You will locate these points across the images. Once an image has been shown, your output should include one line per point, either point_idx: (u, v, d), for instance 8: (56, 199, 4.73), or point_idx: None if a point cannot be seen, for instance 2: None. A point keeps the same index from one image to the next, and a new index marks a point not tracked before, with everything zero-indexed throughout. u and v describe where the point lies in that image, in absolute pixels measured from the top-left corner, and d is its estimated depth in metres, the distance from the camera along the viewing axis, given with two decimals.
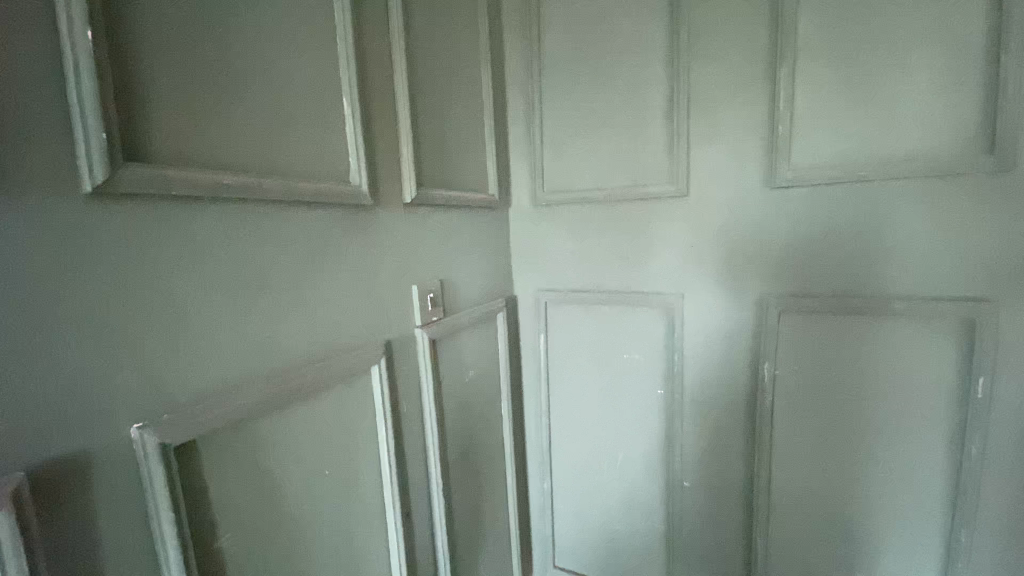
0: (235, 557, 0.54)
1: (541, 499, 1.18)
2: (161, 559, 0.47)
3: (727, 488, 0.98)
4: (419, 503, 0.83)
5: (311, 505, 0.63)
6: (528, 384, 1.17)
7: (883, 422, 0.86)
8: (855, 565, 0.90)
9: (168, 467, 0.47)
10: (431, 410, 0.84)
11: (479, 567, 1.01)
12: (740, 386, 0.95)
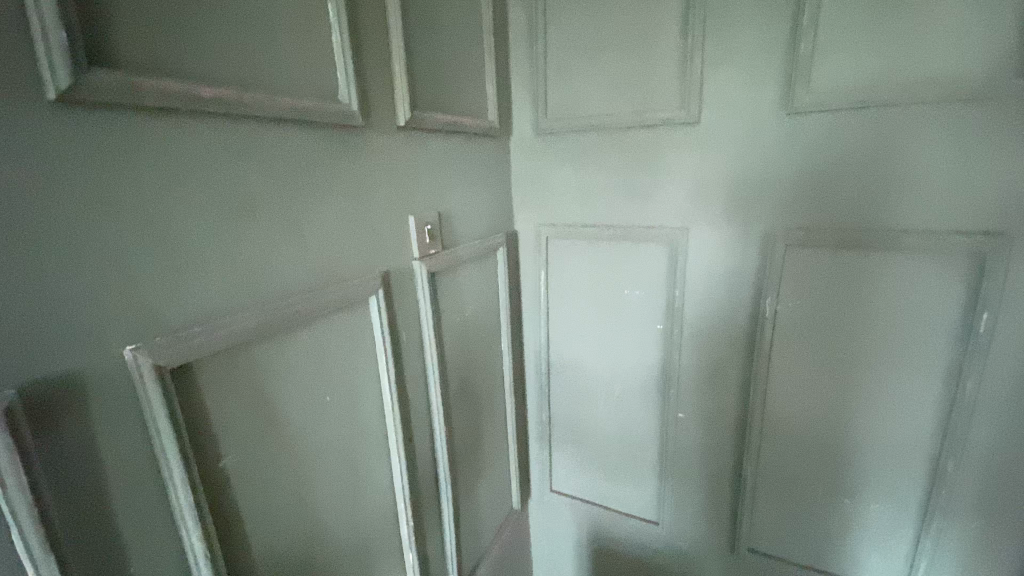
0: (240, 478, 0.55)
1: (540, 430, 1.22)
2: (166, 476, 0.48)
3: (721, 420, 1.00)
4: (421, 431, 0.85)
5: (313, 430, 0.64)
6: (528, 320, 1.17)
7: (881, 358, 0.86)
8: (840, 492, 0.94)
9: (167, 390, 0.47)
10: (431, 342, 0.84)
11: (480, 491, 1.05)
12: (740, 322, 0.95)
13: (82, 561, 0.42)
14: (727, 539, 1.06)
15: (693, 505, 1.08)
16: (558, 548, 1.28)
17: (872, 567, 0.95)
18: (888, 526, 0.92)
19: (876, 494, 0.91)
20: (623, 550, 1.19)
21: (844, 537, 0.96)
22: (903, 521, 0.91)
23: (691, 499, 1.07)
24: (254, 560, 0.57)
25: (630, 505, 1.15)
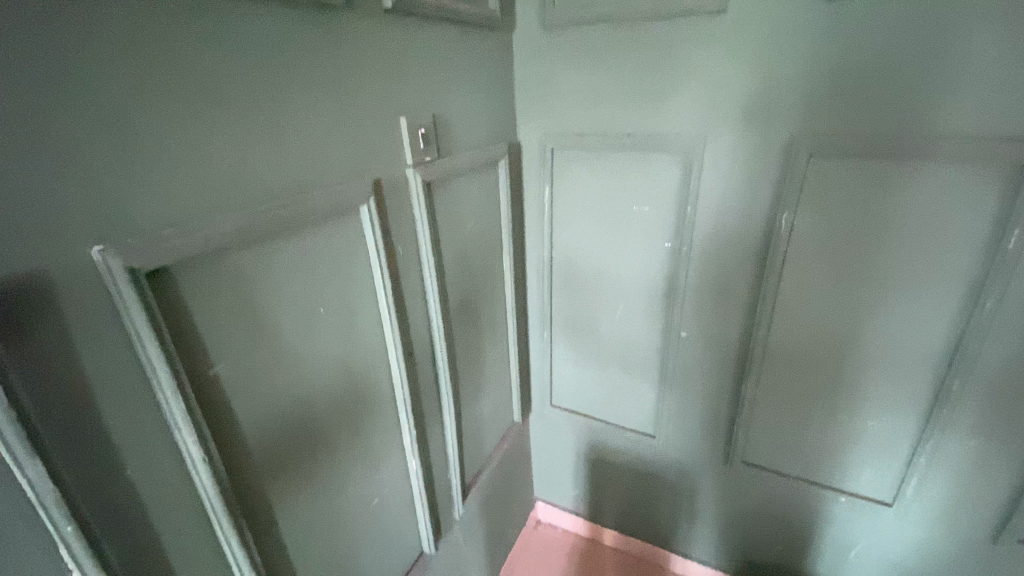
0: (234, 388, 0.54)
1: (541, 349, 1.22)
2: (154, 385, 0.45)
3: (725, 339, 0.99)
4: (422, 346, 0.85)
5: (309, 342, 0.62)
6: (531, 237, 1.12)
7: (898, 276, 0.82)
8: (838, 409, 0.94)
9: (143, 294, 0.44)
10: (429, 257, 0.81)
11: (481, 405, 1.07)
12: (753, 238, 0.90)
13: (72, 466, 0.41)
14: (723, 452, 1.09)
15: (691, 421, 1.09)
16: (558, 459, 1.33)
17: (864, 478, 0.97)
18: (885, 440, 0.93)
19: (877, 410, 0.92)
20: (621, 461, 1.23)
21: (840, 451, 0.97)
22: (902, 435, 0.92)
23: (689, 415, 1.09)
24: (256, 468, 0.57)
25: (630, 420, 1.18)
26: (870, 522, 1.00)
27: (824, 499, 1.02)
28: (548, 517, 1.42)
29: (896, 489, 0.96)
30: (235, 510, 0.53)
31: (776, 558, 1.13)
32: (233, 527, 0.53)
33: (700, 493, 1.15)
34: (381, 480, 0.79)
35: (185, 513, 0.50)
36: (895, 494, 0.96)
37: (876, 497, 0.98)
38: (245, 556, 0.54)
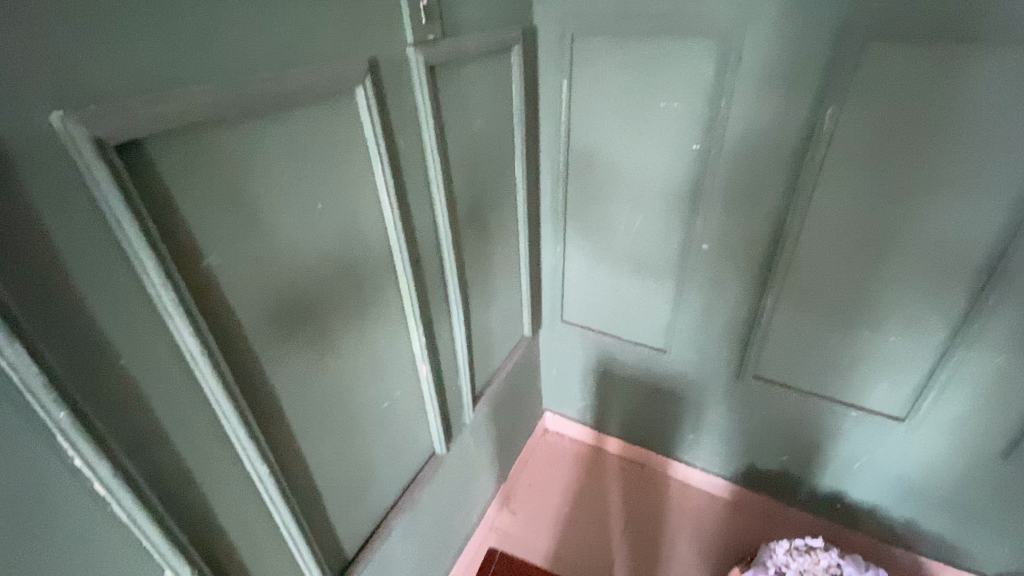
0: (228, 281, 0.51)
1: (553, 264, 1.17)
2: (140, 272, 0.42)
3: (749, 251, 0.94)
4: (429, 252, 0.81)
5: (307, 239, 0.58)
6: (545, 141, 1.04)
7: (949, 181, 0.75)
8: (861, 324, 0.91)
9: (116, 170, 0.39)
10: (434, 154, 0.75)
11: (491, 315, 1.05)
12: (792, 136, 0.82)
13: (58, 350, 0.39)
14: (735, 365, 1.07)
15: (705, 336, 1.07)
16: (567, 371, 1.34)
17: (878, 393, 0.96)
18: (905, 356, 0.90)
19: (900, 324, 0.88)
20: (630, 374, 1.23)
21: (857, 365, 0.95)
22: (924, 350, 0.89)
23: (702, 331, 1.07)
24: (261, 365, 0.56)
25: (641, 334, 1.16)
26: (879, 435, 1.00)
27: (835, 413, 1.01)
28: (555, 426, 1.45)
29: (911, 404, 0.94)
30: (240, 403, 0.52)
31: (778, 467, 1.15)
32: (241, 420, 0.52)
33: (709, 405, 1.16)
34: (390, 381, 0.79)
35: (187, 404, 0.49)
36: (909, 410, 0.95)
37: (888, 411, 0.97)
38: (256, 448, 0.54)
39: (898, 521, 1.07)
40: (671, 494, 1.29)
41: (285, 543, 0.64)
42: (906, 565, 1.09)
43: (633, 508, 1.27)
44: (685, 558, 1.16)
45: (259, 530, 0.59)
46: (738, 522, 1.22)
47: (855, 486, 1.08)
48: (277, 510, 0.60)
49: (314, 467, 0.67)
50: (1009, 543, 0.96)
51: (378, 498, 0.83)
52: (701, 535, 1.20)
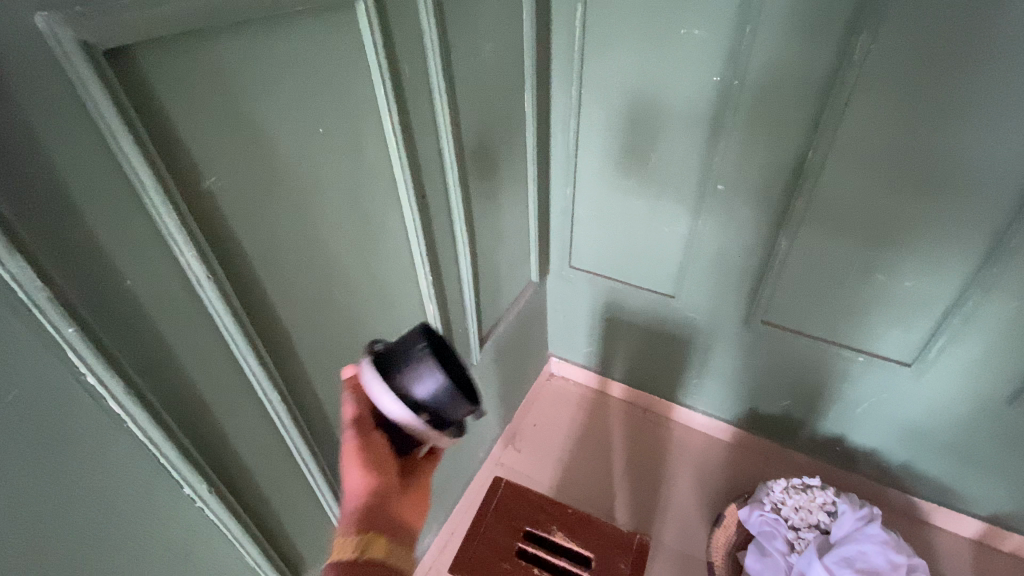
0: (231, 205, 0.50)
1: (563, 207, 1.14)
2: (139, 191, 0.42)
3: (765, 191, 0.92)
4: (436, 188, 0.79)
5: (310, 166, 0.57)
6: (557, 74, 0.98)
7: (984, 115, 0.71)
8: (876, 269, 0.89)
9: (108, 79, 0.37)
10: (440, 82, 0.71)
11: (499, 257, 1.04)
12: (820, 66, 0.77)
13: (62, 267, 0.38)
14: (744, 310, 1.07)
15: (714, 280, 1.06)
16: (573, 317, 1.33)
17: (888, 338, 0.95)
18: (920, 300, 0.89)
19: (918, 269, 0.86)
20: (637, 320, 1.23)
21: (868, 310, 0.94)
22: (939, 295, 0.87)
23: (712, 275, 1.06)
24: (267, 294, 0.56)
25: (649, 279, 1.14)
26: (885, 381, 1.00)
27: (842, 359, 1.01)
28: (560, 371, 1.46)
29: (920, 350, 0.94)
30: (249, 331, 0.53)
31: (781, 411, 1.17)
32: (249, 346, 0.53)
33: (715, 350, 1.16)
34: (398, 318, 0.79)
35: (195, 329, 0.49)
36: (917, 356, 0.94)
37: (896, 357, 0.97)
38: (265, 374, 0.55)
39: (895, 464, 1.09)
40: (673, 436, 1.32)
41: (298, 468, 0.66)
42: (900, 505, 1.13)
43: (635, 448, 1.30)
44: (684, 495, 1.21)
45: (274, 454, 0.61)
46: (737, 463, 1.26)
47: (857, 430, 1.09)
48: (289, 436, 0.61)
49: (323, 397, 0.68)
50: (1004, 484, 0.98)
51: None
52: (701, 474, 1.24)
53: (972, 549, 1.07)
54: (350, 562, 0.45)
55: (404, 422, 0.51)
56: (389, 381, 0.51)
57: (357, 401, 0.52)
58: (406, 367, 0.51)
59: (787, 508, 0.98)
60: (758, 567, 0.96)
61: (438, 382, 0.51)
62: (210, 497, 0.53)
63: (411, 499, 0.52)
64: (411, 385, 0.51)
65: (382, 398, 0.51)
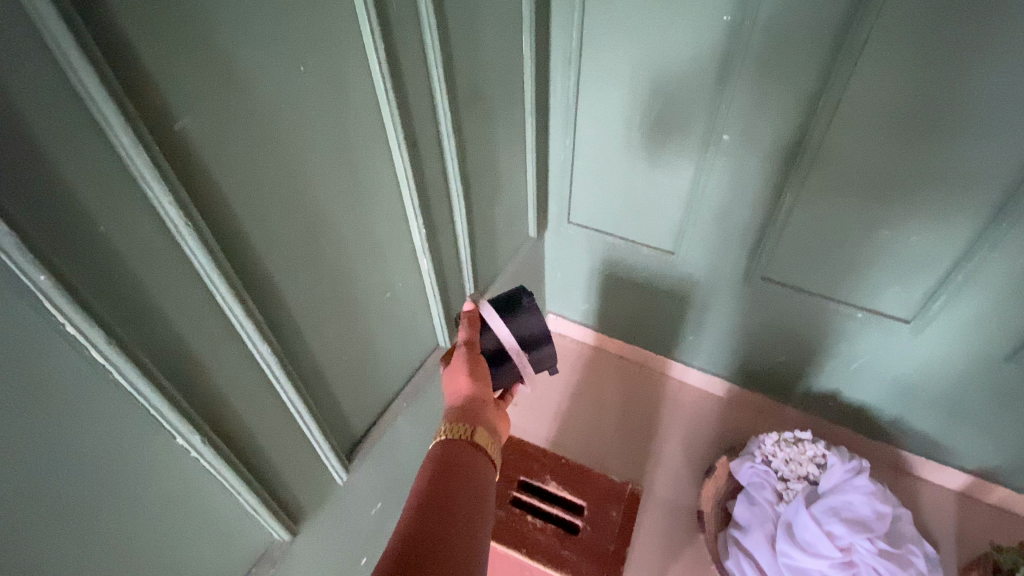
0: (207, 147, 0.47)
1: (562, 159, 1.10)
2: (105, 129, 0.39)
3: (772, 140, 0.88)
4: (427, 135, 0.75)
5: (291, 107, 0.54)
6: (557, 14, 0.92)
7: (1011, 59, 0.66)
8: (882, 223, 0.87)
9: (61, 4, 0.34)
10: (430, 18, 0.66)
11: (496, 210, 1.02)
12: (839, 4, 0.72)
13: (28, 210, 0.36)
14: (744, 265, 1.05)
15: (715, 235, 1.04)
16: (571, 274, 1.32)
17: (889, 294, 0.94)
18: (924, 256, 0.87)
19: (925, 224, 0.84)
20: (636, 276, 1.21)
21: (870, 266, 0.92)
22: (944, 251, 0.85)
23: (713, 229, 1.03)
24: (252, 242, 0.54)
25: (649, 235, 1.12)
26: (883, 337, 0.99)
27: (840, 315, 1.00)
28: (557, 328, 1.46)
29: (921, 307, 0.93)
30: (232, 279, 0.51)
31: (775, 367, 1.17)
32: (233, 294, 0.51)
33: (713, 307, 1.15)
34: (391, 271, 0.77)
35: (176, 278, 0.47)
36: (917, 313, 0.93)
37: (896, 314, 0.96)
38: (252, 322, 0.54)
39: (887, 419, 1.10)
40: (668, 392, 1.33)
41: (292, 418, 0.66)
42: (888, 458, 1.15)
43: (630, 403, 1.32)
44: (676, 448, 1.23)
45: (267, 405, 0.61)
46: (730, 418, 1.27)
47: (850, 385, 1.10)
48: (280, 385, 0.61)
49: (316, 350, 0.67)
50: (993, 439, 1.00)
51: (385, 384, 0.85)
52: (694, 427, 1.26)
53: (958, 500, 1.09)
54: (456, 438, 0.59)
55: (511, 349, 0.72)
56: (506, 318, 0.73)
57: (474, 328, 0.72)
58: (519, 314, 0.73)
59: (777, 461, 1.00)
60: (746, 515, 0.98)
61: (538, 329, 0.74)
62: (203, 446, 0.53)
63: (501, 413, 0.68)
64: (524, 326, 0.73)
65: (500, 330, 0.73)
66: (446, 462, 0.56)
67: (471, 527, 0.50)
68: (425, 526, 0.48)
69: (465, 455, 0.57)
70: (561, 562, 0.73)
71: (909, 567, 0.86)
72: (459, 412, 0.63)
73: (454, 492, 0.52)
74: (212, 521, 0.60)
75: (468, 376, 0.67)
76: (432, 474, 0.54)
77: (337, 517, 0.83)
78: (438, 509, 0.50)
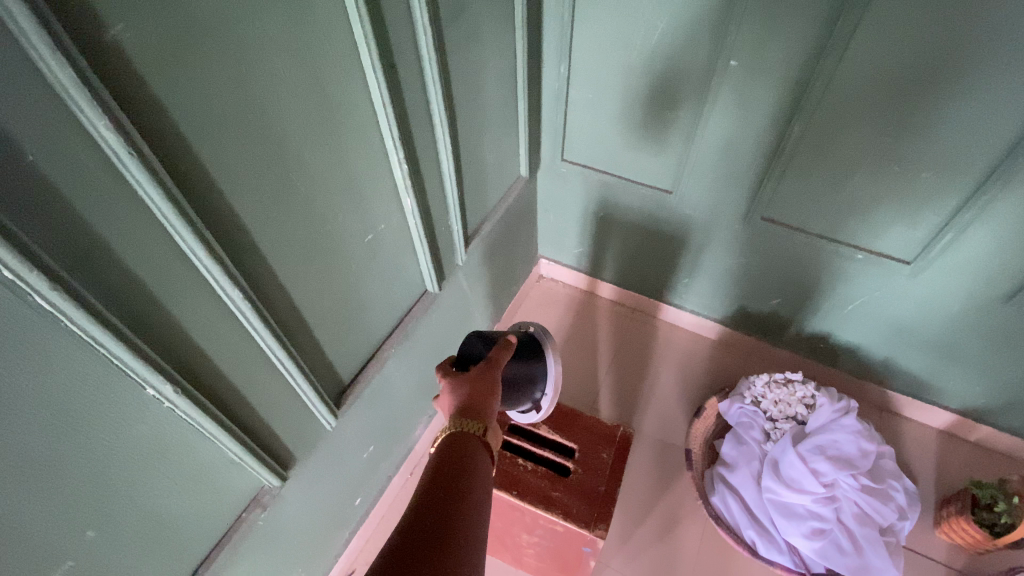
0: (150, 62, 0.40)
1: (555, 89, 1.02)
2: (16, 35, 0.32)
3: (783, 66, 0.81)
4: (406, 57, 0.67)
5: (248, 18, 0.46)
6: None
7: None
8: (891, 157, 0.83)
9: None
10: None
11: (485, 145, 0.95)
12: None
13: None
14: (744, 205, 1.01)
15: (715, 171, 0.99)
16: (564, 216, 1.27)
17: (892, 234, 0.91)
18: (932, 194, 0.83)
19: (938, 158, 0.80)
20: (631, 217, 1.16)
21: (875, 204, 0.89)
22: (954, 187, 0.81)
23: (714, 165, 0.98)
24: (209, 172, 0.48)
25: (646, 172, 1.06)
26: (881, 278, 0.97)
27: (840, 256, 0.98)
28: (550, 273, 1.43)
29: (924, 247, 0.90)
30: (189, 214, 0.46)
31: (770, 309, 1.16)
32: (191, 231, 0.46)
33: (709, 248, 1.12)
34: (372, 210, 0.72)
35: (123, 212, 0.42)
36: (918, 254, 0.91)
37: (897, 255, 0.93)
38: (214, 262, 0.50)
39: (876, 361, 1.11)
40: (660, 335, 1.33)
41: (272, 363, 0.63)
42: (874, 398, 1.16)
43: (622, 347, 1.31)
44: (667, 390, 1.24)
45: (242, 349, 0.58)
46: (721, 360, 1.28)
47: (844, 328, 1.09)
48: (254, 330, 0.58)
49: (293, 293, 0.63)
50: (981, 378, 1.01)
51: (371, 330, 0.82)
52: (684, 369, 1.27)
53: (938, 437, 1.12)
54: (463, 436, 0.56)
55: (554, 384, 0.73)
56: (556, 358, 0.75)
57: (509, 347, 0.68)
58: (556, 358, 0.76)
59: (767, 402, 1.01)
60: (733, 453, 1.00)
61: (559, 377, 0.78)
62: (173, 393, 0.50)
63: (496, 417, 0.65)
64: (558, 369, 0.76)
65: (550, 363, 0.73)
66: (449, 459, 0.53)
67: (468, 513, 0.48)
68: (422, 519, 0.46)
69: (470, 453, 0.54)
70: (551, 503, 0.73)
71: (889, 502, 0.89)
72: (468, 411, 0.59)
73: (454, 484, 0.50)
74: (196, 468, 0.58)
75: (490, 383, 0.63)
76: (433, 468, 0.52)
77: (328, 461, 0.83)
78: (435, 501, 0.48)
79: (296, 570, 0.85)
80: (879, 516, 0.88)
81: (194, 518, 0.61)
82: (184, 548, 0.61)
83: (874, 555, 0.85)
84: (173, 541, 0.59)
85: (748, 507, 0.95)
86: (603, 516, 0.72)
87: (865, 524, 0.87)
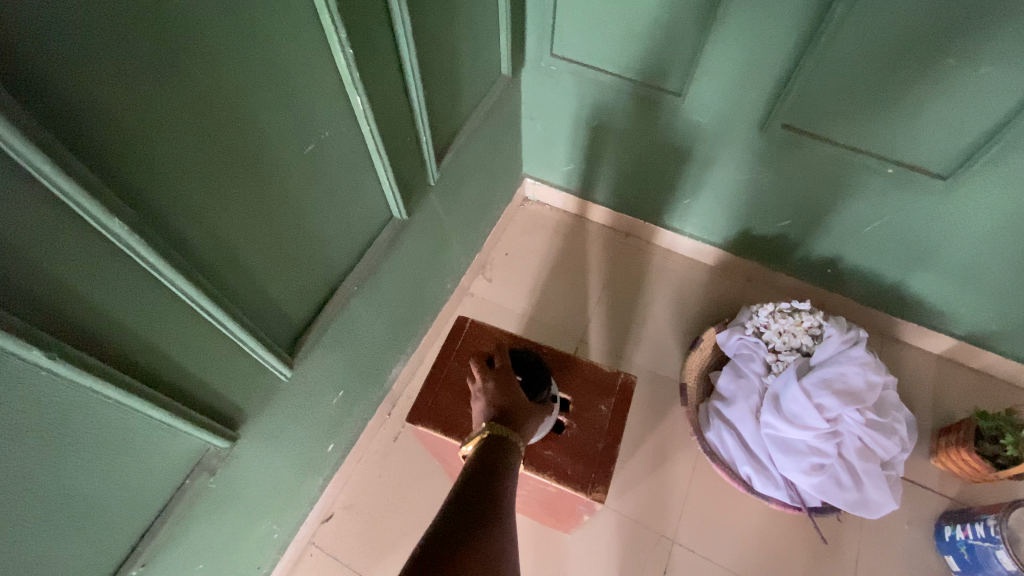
0: None
1: None
2: None
3: None
4: None
5: None
6: None
7: None
8: (950, 51, 0.68)
9: None
10: None
11: (457, 33, 0.77)
12: None
13: None
14: (763, 109, 0.87)
15: (733, 68, 0.83)
16: (552, 127, 1.11)
17: (930, 144, 0.79)
18: (991, 96, 0.70)
19: (1007, 52, 0.65)
20: (629, 127, 1.01)
21: (918, 109, 0.76)
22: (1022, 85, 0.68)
23: (731, 61, 0.82)
24: (40, 33, 0.31)
25: (650, 72, 0.90)
26: (909, 196, 0.86)
27: (867, 170, 0.86)
28: (536, 194, 1.29)
29: (964, 159, 0.78)
30: None
31: (777, 231, 1.06)
32: (11, 128, 0.31)
33: (717, 164, 0.99)
34: (312, 113, 0.56)
35: None
36: (956, 167, 0.79)
37: (932, 168, 0.82)
38: (67, 179, 0.35)
39: (887, 286, 1.03)
40: (655, 262, 1.22)
41: (197, 313, 0.51)
42: (877, 324, 1.11)
43: (615, 276, 1.21)
44: (662, 321, 1.16)
45: (150, 298, 0.45)
46: (720, 287, 1.19)
47: (858, 252, 1.00)
48: (159, 274, 0.44)
49: (214, 223, 0.49)
50: (997, 304, 0.94)
51: (328, 264, 0.70)
52: (680, 299, 1.18)
53: (939, 363, 1.08)
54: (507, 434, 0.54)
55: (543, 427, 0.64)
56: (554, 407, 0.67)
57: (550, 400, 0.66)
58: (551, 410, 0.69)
59: (770, 333, 0.93)
60: (731, 388, 0.94)
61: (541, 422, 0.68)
62: (44, 357, 0.37)
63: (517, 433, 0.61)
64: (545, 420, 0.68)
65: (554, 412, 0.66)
66: (490, 455, 0.50)
67: (500, 522, 0.43)
68: (460, 518, 0.41)
69: (511, 455, 0.52)
70: (543, 463, 0.66)
71: (892, 435, 0.85)
72: (511, 410, 0.57)
73: (487, 489, 0.46)
74: (116, 443, 0.48)
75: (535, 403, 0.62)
76: (467, 471, 0.48)
77: (291, 411, 0.74)
78: (476, 489, 0.45)
79: (265, 522, 0.80)
80: (882, 449, 0.84)
81: (126, 492, 0.52)
82: (111, 524, 0.52)
83: (872, 488, 0.83)
84: (96, 519, 0.50)
85: (744, 442, 0.91)
86: (601, 477, 0.66)
87: (868, 459, 0.83)
